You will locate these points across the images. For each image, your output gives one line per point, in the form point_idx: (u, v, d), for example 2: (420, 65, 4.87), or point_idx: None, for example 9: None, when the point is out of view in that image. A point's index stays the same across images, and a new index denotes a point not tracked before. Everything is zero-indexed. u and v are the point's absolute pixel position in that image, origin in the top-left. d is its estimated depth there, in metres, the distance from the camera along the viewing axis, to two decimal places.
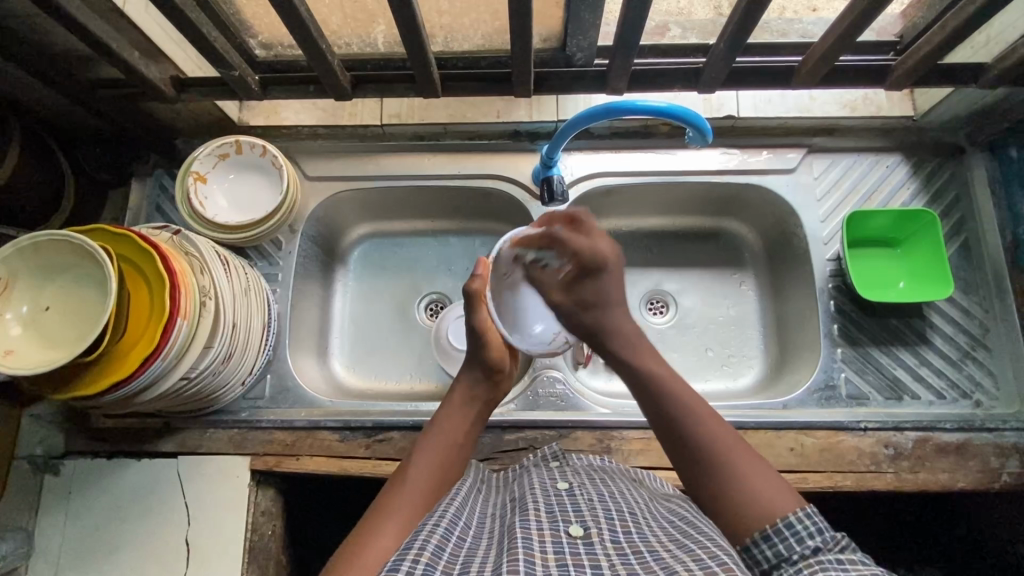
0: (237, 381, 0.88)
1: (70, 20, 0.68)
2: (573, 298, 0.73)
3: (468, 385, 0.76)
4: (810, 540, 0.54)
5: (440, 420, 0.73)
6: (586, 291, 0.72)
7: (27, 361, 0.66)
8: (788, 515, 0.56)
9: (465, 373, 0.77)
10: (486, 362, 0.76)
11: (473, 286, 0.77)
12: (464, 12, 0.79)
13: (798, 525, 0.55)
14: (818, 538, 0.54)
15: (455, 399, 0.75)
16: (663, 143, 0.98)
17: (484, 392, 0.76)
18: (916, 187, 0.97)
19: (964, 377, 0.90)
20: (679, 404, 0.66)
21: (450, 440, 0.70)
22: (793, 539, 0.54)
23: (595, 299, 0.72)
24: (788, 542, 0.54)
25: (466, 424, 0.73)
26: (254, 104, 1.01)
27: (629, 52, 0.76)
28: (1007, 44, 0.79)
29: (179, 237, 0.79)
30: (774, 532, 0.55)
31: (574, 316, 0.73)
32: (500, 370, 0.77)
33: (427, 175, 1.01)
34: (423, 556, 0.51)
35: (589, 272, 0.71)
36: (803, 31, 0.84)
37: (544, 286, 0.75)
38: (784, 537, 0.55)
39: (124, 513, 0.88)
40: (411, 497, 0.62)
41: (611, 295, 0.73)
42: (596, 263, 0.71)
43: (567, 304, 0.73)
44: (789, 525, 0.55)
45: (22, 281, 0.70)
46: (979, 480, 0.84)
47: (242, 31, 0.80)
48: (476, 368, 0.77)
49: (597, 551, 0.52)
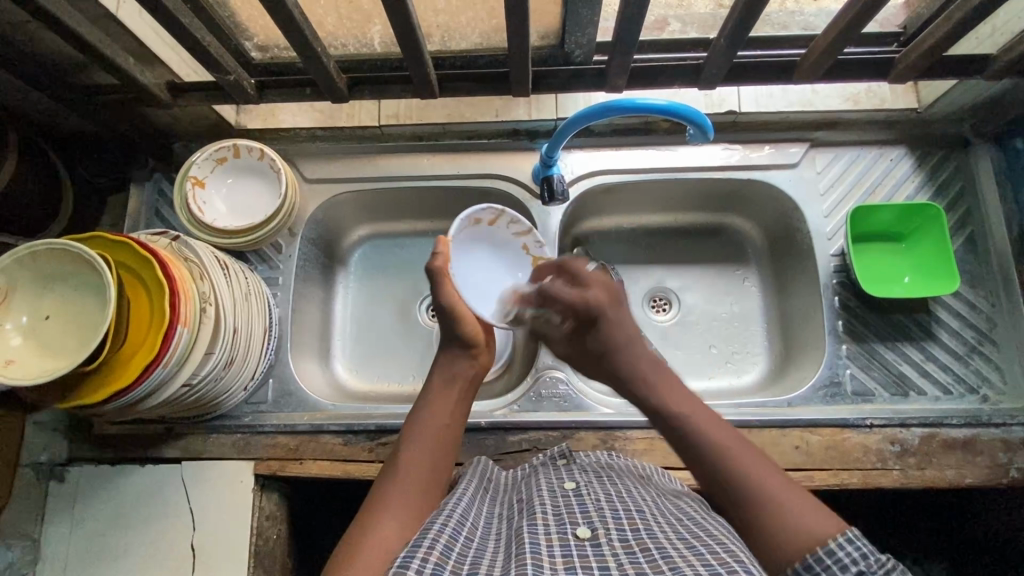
0: (240, 386, 0.88)
1: (64, 28, 0.68)
2: (579, 349, 0.80)
3: (448, 366, 0.76)
4: (856, 567, 0.51)
5: (425, 405, 0.72)
6: (594, 341, 0.77)
7: (27, 371, 0.65)
8: (827, 542, 0.53)
9: (442, 354, 0.77)
10: (460, 339, 0.77)
11: (437, 262, 0.78)
12: (460, 11, 0.78)
13: (839, 551, 0.52)
14: (862, 562, 0.51)
15: (435, 380, 0.75)
16: (663, 139, 0.97)
17: (466, 371, 0.76)
18: (921, 180, 0.95)
19: (970, 372, 0.89)
20: (705, 441, 0.64)
21: (439, 423, 0.70)
22: (837, 567, 0.51)
23: (602, 349, 0.76)
24: (832, 570, 0.51)
25: (452, 405, 0.73)
26: (250, 107, 1.00)
27: (629, 49, 0.75)
28: (1012, 35, 0.78)
29: (178, 242, 0.79)
30: (817, 560, 0.52)
31: (586, 363, 0.80)
32: (476, 347, 0.78)
33: (426, 175, 1.00)
34: (433, 555, 0.51)
35: (585, 320, 0.77)
36: (805, 23, 0.82)
37: (551, 337, 0.83)
38: (827, 565, 0.52)
39: (127, 519, 0.88)
40: (408, 487, 0.62)
41: (619, 337, 0.76)
42: (591, 313, 0.77)
43: (577, 353, 0.80)
44: (831, 552, 0.52)
45: (23, 290, 0.69)
46: (987, 476, 0.83)
47: (237, 34, 0.79)
48: (454, 348, 0.77)
49: (606, 551, 0.52)
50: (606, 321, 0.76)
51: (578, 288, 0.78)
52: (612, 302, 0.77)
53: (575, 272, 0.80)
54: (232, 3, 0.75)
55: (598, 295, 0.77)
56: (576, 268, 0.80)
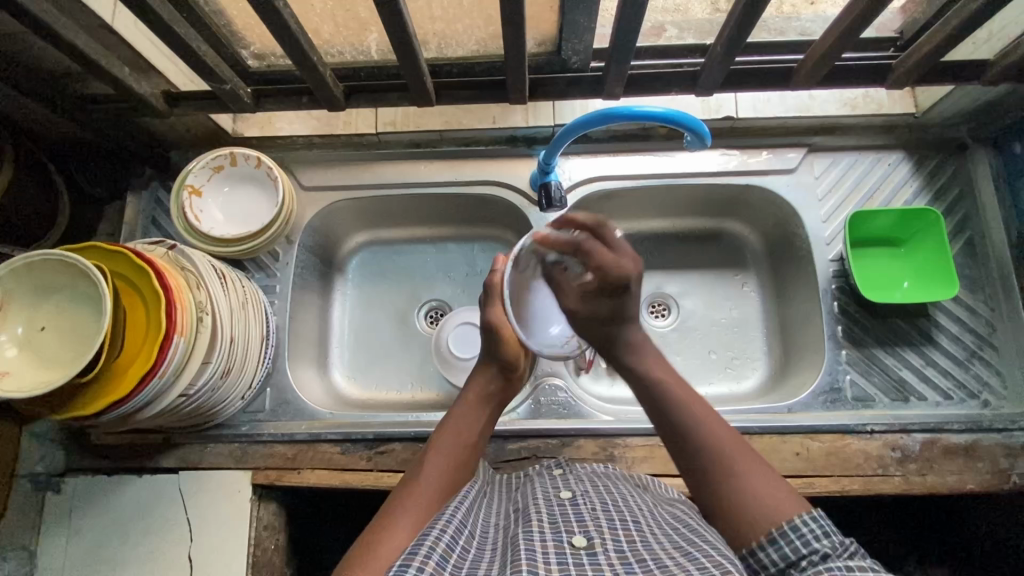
0: (236, 397, 0.88)
1: (59, 39, 0.68)
2: (589, 309, 0.77)
3: (480, 380, 0.75)
4: (817, 543, 0.53)
5: (454, 418, 0.71)
6: (605, 302, 0.76)
7: (22, 383, 0.65)
8: (794, 519, 0.55)
9: (478, 371, 0.76)
10: (499, 359, 0.76)
11: (493, 280, 0.81)
12: (457, 19, 0.77)
13: (803, 528, 0.54)
14: (826, 542, 0.53)
15: (465, 396, 0.74)
16: (661, 145, 0.97)
17: (497, 391, 0.76)
18: (919, 185, 0.95)
19: (970, 376, 0.89)
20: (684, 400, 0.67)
21: (461, 438, 0.69)
22: (799, 541, 0.53)
23: (613, 312, 0.75)
24: (793, 544, 0.53)
25: (476, 420, 0.72)
26: (248, 115, 1.00)
27: (624, 57, 0.75)
28: (1009, 40, 0.78)
29: (174, 252, 0.78)
30: (779, 533, 0.55)
31: (587, 325, 0.77)
32: (513, 370, 0.77)
33: (424, 182, 1.00)
34: (428, 564, 0.50)
35: (611, 288, 0.75)
36: (802, 29, 0.83)
37: (562, 288, 0.78)
38: (790, 540, 0.54)
39: (124, 530, 0.88)
40: (421, 496, 0.61)
41: (630, 308, 0.75)
42: (618, 280, 0.74)
43: (582, 312, 0.77)
44: (794, 528, 0.54)
45: (17, 302, 0.69)
46: (988, 481, 0.83)
47: (234, 42, 0.79)
48: (489, 367, 0.76)
49: (601, 560, 0.51)
50: (628, 290, 0.75)
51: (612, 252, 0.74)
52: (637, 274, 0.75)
53: (609, 237, 0.75)
54: (227, 11, 0.74)
55: (627, 266, 0.74)
56: (607, 233, 0.75)
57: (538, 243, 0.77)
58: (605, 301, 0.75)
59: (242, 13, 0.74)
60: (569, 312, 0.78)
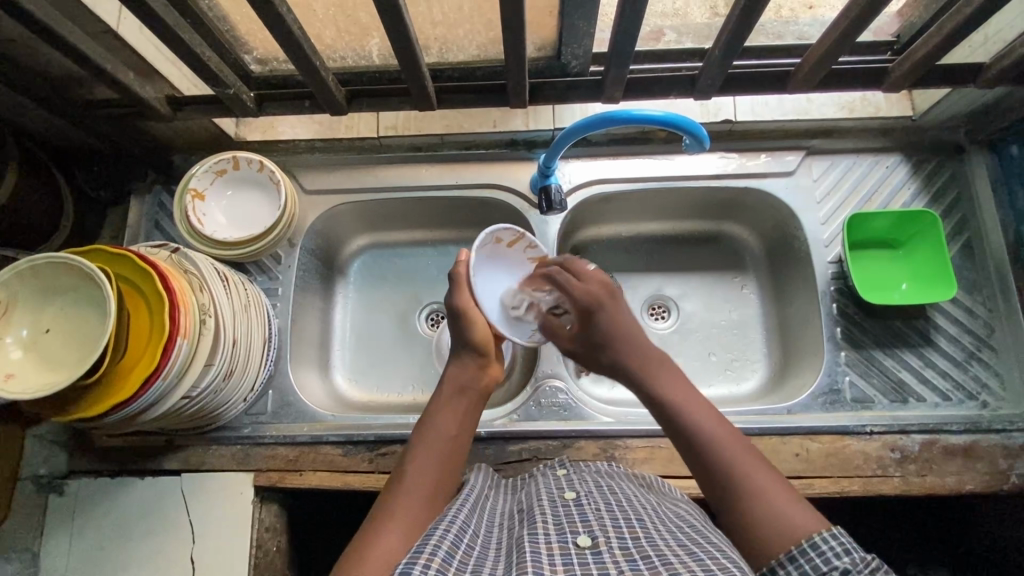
0: (239, 398, 0.88)
1: (65, 45, 0.69)
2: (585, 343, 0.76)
3: (459, 373, 0.75)
4: (837, 561, 0.51)
5: (434, 415, 0.71)
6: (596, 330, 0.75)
7: (28, 383, 0.66)
8: (810, 537, 0.54)
9: (453, 363, 0.76)
10: (471, 344, 0.75)
11: (458, 269, 0.77)
12: (458, 24, 0.78)
13: (823, 546, 0.53)
14: (846, 558, 0.51)
15: (445, 391, 0.74)
16: (660, 148, 0.98)
17: (474, 381, 0.75)
18: (917, 187, 0.96)
19: (969, 378, 0.89)
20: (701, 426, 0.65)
21: (444, 436, 0.69)
22: (820, 559, 0.52)
23: (606, 336, 0.74)
24: (813, 561, 0.52)
25: (459, 416, 0.71)
26: (250, 120, 1.01)
27: (623, 61, 0.76)
28: (1005, 43, 0.78)
29: (178, 255, 0.79)
30: (800, 551, 0.53)
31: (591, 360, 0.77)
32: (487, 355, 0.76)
33: (424, 185, 1.01)
34: (434, 560, 0.50)
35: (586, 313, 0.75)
36: (800, 33, 0.85)
37: (559, 333, 0.80)
38: (810, 557, 0.52)
39: (127, 531, 0.88)
40: (410, 501, 0.61)
41: (619, 329, 0.74)
42: (591, 305, 0.75)
43: (579, 347, 0.77)
44: (814, 545, 0.53)
45: (23, 305, 0.69)
46: (987, 482, 0.83)
47: (237, 47, 0.80)
48: (464, 356, 0.76)
49: (606, 558, 0.51)
50: (605, 312, 0.74)
51: (579, 280, 0.77)
52: (610, 294, 0.76)
53: (575, 267, 0.78)
54: (231, 17, 0.75)
55: (596, 290, 0.76)
56: (574, 265, 0.78)
57: (500, 241, 0.79)
58: (593, 329, 0.75)
59: (245, 18, 0.75)
60: (570, 353, 0.79)
